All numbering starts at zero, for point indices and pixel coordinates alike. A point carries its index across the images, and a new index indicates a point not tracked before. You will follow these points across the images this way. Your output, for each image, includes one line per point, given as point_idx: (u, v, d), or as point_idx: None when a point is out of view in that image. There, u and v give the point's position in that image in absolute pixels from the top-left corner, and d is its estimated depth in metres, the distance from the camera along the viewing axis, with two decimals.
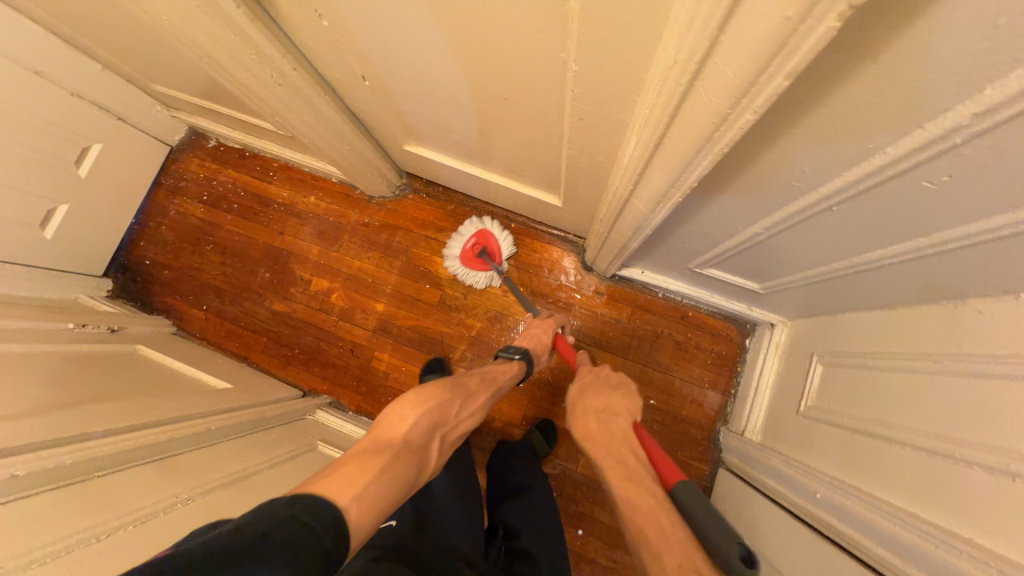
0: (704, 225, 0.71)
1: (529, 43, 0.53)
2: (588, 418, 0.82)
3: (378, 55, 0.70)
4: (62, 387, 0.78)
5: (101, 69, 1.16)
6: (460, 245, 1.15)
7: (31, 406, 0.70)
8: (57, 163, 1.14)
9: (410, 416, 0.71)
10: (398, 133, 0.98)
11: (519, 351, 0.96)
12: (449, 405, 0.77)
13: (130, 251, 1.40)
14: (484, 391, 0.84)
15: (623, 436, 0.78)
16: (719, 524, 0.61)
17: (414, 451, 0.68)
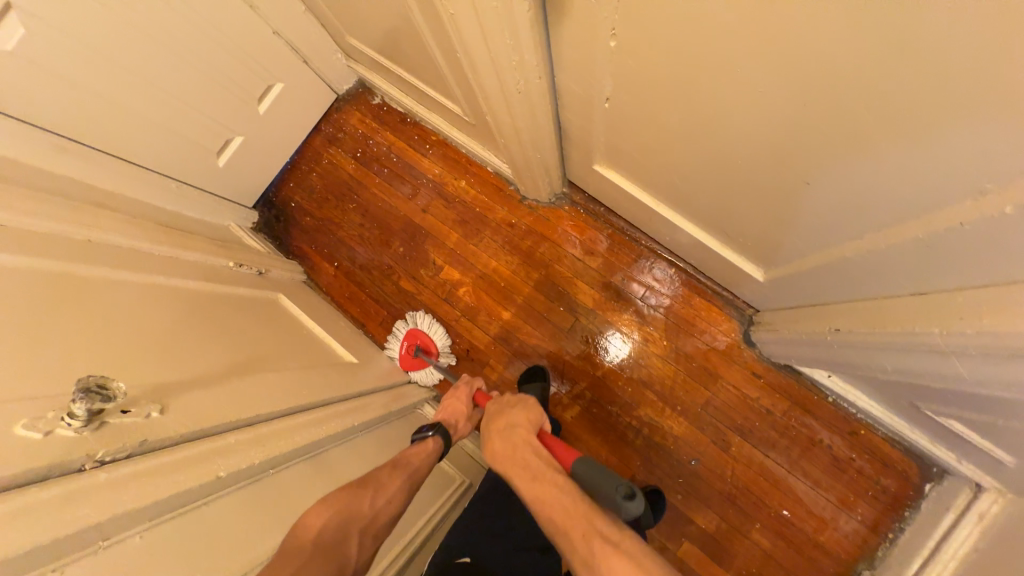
0: (982, 406, 0.56)
1: (917, 158, 0.40)
2: (493, 438, 0.80)
3: (647, 89, 0.58)
4: (232, 343, 0.79)
5: (303, 10, 1.14)
6: (397, 351, 1.21)
7: (214, 364, 0.70)
8: (242, 96, 1.15)
9: (314, 519, 0.54)
10: (598, 153, 0.87)
11: (435, 426, 0.82)
12: (362, 495, 0.60)
13: (279, 190, 1.44)
14: (401, 471, 0.68)
15: (529, 446, 0.77)
16: (605, 473, 0.66)
17: (330, 553, 0.52)
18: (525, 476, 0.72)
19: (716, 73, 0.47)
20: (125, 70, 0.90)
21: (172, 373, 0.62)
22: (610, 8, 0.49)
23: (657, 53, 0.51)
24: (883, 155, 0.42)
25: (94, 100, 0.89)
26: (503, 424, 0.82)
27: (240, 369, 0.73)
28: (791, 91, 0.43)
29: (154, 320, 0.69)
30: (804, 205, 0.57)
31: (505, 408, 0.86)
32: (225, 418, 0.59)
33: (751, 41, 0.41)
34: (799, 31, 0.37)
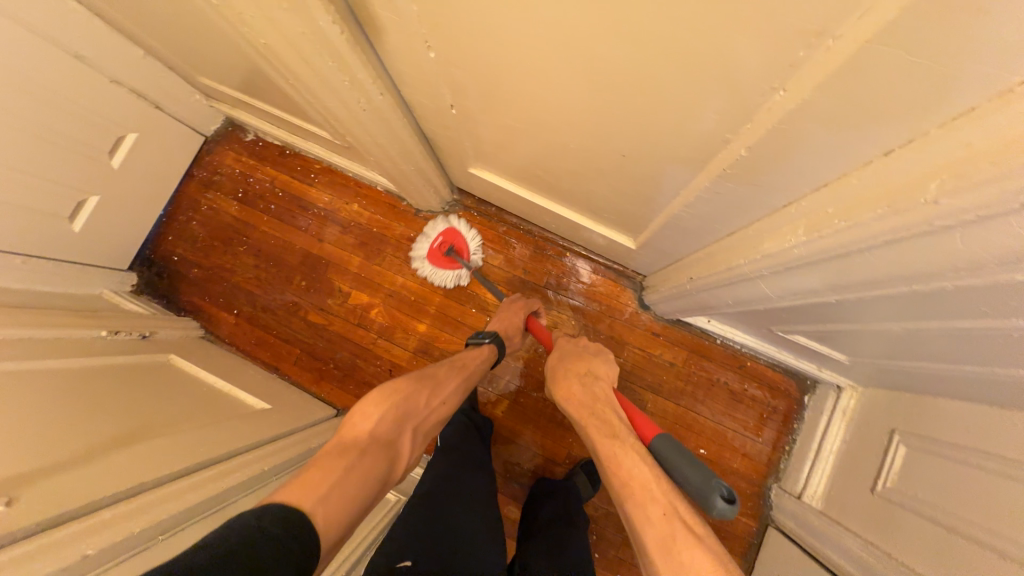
0: (801, 318, 0.67)
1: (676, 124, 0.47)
2: (571, 380, 0.84)
3: (477, 92, 0.63)
4: (108, 415, 0.73)
5: (143, 55, 1.08)
6: (426, 246, 1.18)
7: (85, 441, 0.65)
8: (89, 152, 1.06)
9: (373, 414, 0.69)
10: (467, 156, 0.92)
11: (488, 334, 0.98)
12: (418, 396, 0.76)
13: (156, 245, 1.34)
14: (455, 378, 0.85)
15: (604, 400, 0.80)
16: (691, 463, 0.62)
17: (385, 445, 0.67)
18: (601, 434, 0.73)
19: (517, 71, 0.53)
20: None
21: (21, 461, 0.56)
22: (415, 23, 0.52)
23: (471, 60, 0.56)
24: (656, 125, 0.49)
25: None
26: (584, 369, 0.85)
27: (116, 440, 0.68)
28: (574, 79, 0.49)
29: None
30: (630, 174, 0.65)
31: (583, 354, 0.90)
32: (93, 494, 0.54)
33: (526, 40, 0.46)
34: (553, 28, 0.43)
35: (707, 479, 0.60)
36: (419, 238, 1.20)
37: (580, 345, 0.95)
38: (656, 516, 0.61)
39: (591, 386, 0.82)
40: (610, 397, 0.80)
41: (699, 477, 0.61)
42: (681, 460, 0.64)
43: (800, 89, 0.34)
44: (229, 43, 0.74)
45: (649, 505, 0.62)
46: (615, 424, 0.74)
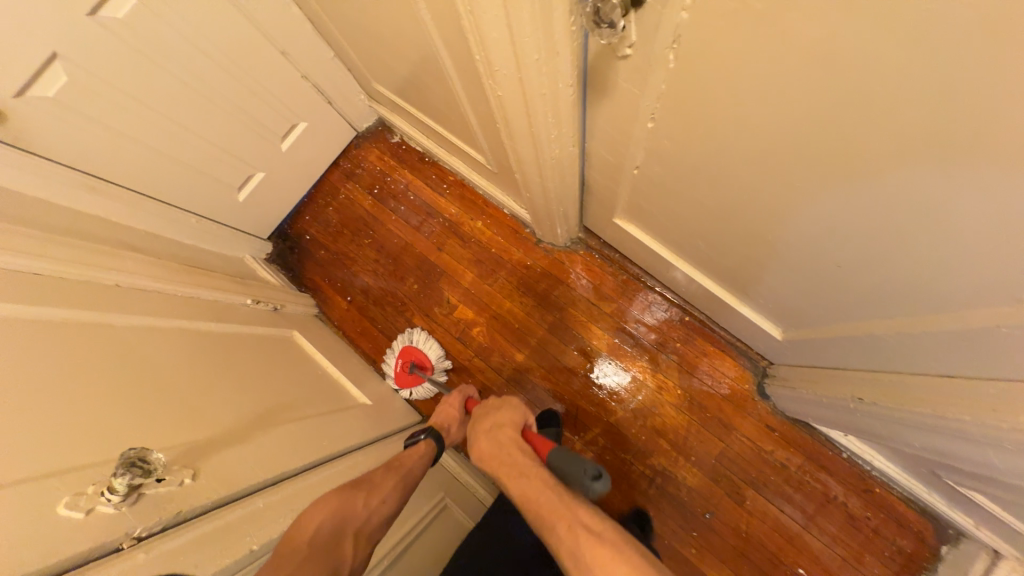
0: (1002, 486, 0.57)
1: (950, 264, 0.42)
2: (478, 440, 0.82)
3: (680, 166, 0.61)
4: (251, 390, 0.78)
5: (332, 56, 1.18)
6: (392, 368, 1.21)
7: (239, 415, 0.70)
8: (266, 134, 1.18)
9: (312, 518, 0.55)
10: (620, 209, 0.90)
11: (425, 430, 0.85)
12: (354, 495, 0.61)
13: (294, 222, 1.45)
14: (394, 476, 0.69)
15: (511, 447, 0.77)
16: (576, 457, 0.66)
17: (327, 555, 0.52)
18: (511, 476, 0.72)
19: (762, 163, 0.49)
20: (143, 106, 0.91)
21: (196, 430, 0.60)
22: (656, 100, 0.51)
23: (703, 141, 0.53)
24: (925, 256, 0.43)
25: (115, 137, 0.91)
26: (489, 424, 0.83)
27: (259, 421, 0.72)
28: (841, 188, 0.44)
29: (177, 372, 0.68)
30: (834, 283, 0.59)
31: (490, 412, 0.87)
32: (249, 480, 0.58)
33: (804, 143, 0.42)
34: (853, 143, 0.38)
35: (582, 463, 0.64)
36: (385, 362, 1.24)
37: (488, 403, 0.92)
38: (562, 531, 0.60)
39: (495, 436, 0.80)
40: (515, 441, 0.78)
41: (578, 468, 0.65)
42: (564, 460, 0.68)
43: None
44: (434, 71, 0.77)
45: (554, 522, 0.61)
46: (520, 464, 0.73)
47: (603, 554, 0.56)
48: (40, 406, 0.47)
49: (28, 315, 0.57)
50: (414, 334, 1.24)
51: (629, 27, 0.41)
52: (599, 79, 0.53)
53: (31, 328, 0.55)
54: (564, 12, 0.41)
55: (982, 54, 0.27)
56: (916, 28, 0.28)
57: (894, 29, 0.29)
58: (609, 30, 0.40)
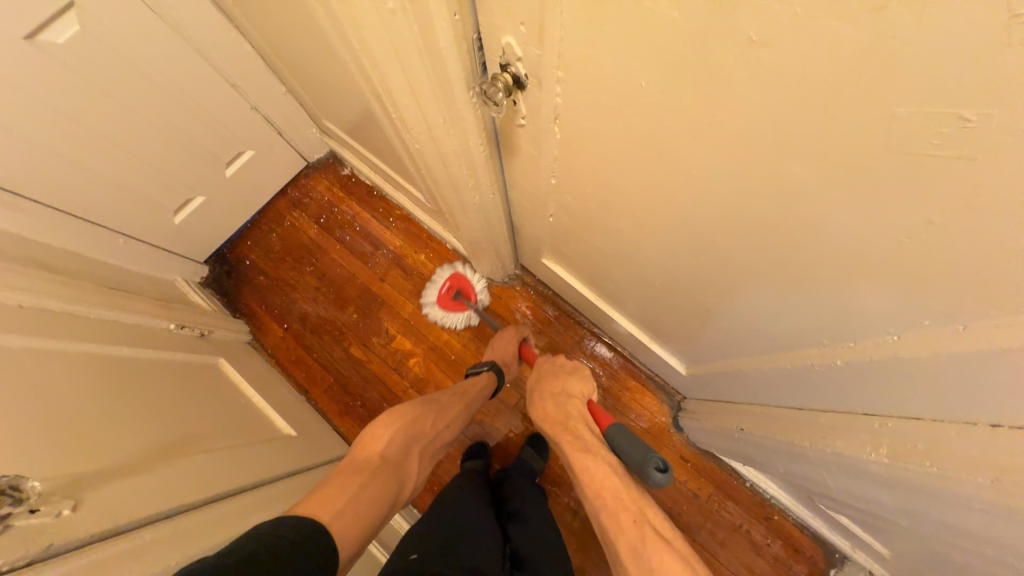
0: (849, 507, 0.65)
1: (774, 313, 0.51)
2: (547, 400, 0.90)
3: (581, 217, 0.70)
4: (160, 419, 0.76)
5: (284, 92, 1.23)
6: (437, 292, 1.25)
7: (140, 446, 0.68)
8: (210, 159, 1.19)
9: (385, 436, 0.75)
10: (545, 250, 0.98)
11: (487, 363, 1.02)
12: (426, 417, 0.82)
13: (234, 246, 1.44)
14: (460, 400, 0.90)
15: (577, 417, 0.84)
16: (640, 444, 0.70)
17: (395, 467, 0.72)
18: (574, 447, 0.78)
19: (637, 221, 0.58)
20: (76, 126, 0.90)
21: (85, 459, 0.58)
22: (552, 161, 0.58)
23: (594, 199, 0.61)
24: (759, 306, 0.52)
25: (41, 155, 0.89)
26: (560, 390, 0.90)
27: (162, 450, 0.70)
28: (693, 248, 0.53)
29: (76, 397, 0.66)
30: (709, 325, 0.67)
31: (562, 374, 0.95)
32: (138, 513, 0.57)
33: (660, 207, 0.51)
34: (689, 211, 0.47)
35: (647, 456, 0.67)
36: (431, 282, 1.27)
37: (560, 363, 1.00)
38: (625, 522, 0.66)
39: (564, 405, 0.87)
40: (582, 413, 0.84)
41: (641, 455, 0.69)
42: (627, 442, 0.72)
43: (919, 347, 0.37)
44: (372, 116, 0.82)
45: (619, 510, 0.67)
46: (589, 439, 0.78)
47: (668, 559, 0.60)
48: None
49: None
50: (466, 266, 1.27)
51: (516, 105, 0.49)
52: (505, 141, 0.60)
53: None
54: (462, 86, 0.48)
55: (748, 155, 0.35)
56: (704, 133, 0.36)
57: (686, 131, 0.37)
58: (496, 107, 0.48)
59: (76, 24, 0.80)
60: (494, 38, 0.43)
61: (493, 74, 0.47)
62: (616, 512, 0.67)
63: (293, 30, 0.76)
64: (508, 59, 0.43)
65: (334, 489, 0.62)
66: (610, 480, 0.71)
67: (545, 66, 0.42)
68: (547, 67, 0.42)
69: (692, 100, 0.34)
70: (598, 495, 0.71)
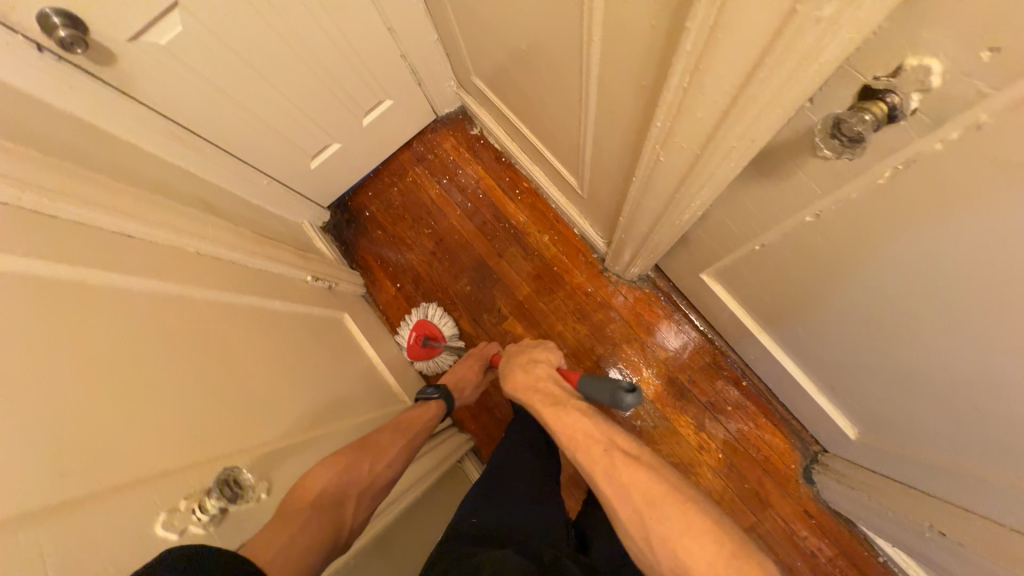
0: None
1: None
2: (515, 370, 0.76)
3: (819, 262, 0.57)
4: (306, 388, 0.77)
5: (435, 40, 1.13)
6: (405, 339, 1.24)
7: (292, 424, 0.69)
8: (353, 107, 1.14)
9: (317, 480, 0.61)
10: (713, 269, 0.86)
11: (437, 387, 0.93)
12: (363, 459, 0.69)
13: (356, 195, 1.43)
14: (399, 441, 0.77)
15: (548, 377, 0.71)
16: (604, 378, 0.65)
17: (328, 512, 0.60)
18: (544, 403, 0.66)
19: (945, 300, 0.45)
20: (245, 65, 0.87)
21: (247, 439, 0.60)
22: (836, 202, 0.46)
23: (872, 254, 0.48)
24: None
25: (211, 92, 0.88)
26: (525, 357, 0.77)
27: (303, 425, 0.71)
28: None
29: (242, 361, 0.67)
30: (962, 419, 0.55)
31: (525, 348, 0.80)
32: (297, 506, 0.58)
33: (1019, 306, 0.38)
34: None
35: (614, 380, 0.63)
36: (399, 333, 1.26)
37: (526, 343, 0.85)
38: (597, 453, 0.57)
39: (534, 368, 0.74)
40: (552, 374, 0.71)
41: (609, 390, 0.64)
42: (597, 387, 0.65)
43: None
44: (566, 92, 0.72)
45: (591, 443, 0.58)
46: (558, 393, 0.67)
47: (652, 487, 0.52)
48: (115, 407, 0.47)
49: (115, 283, 0.56)
50: (429, 308, 1.25)
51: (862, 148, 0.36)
52: (773, 166, 0.48)
53: (114, 301, 0.54)
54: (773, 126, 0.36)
55: None
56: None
57: None
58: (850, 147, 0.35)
59: None
60: (893, 54, 0.30)
61: (847, 103, 0.34)
62: (586, 447, 0.58)
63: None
64: (901, 81, 0.31)
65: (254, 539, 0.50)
66: (579, 422, 0.61)
67: (969, 108, 0.29)
68: (973, 108, 0.29)
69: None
70: (569, 441, 0.60)
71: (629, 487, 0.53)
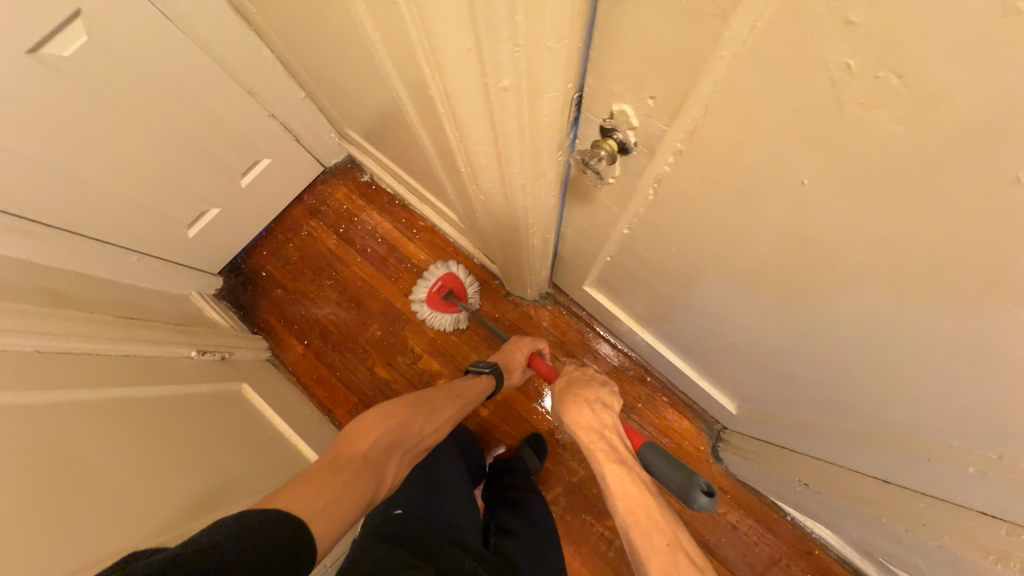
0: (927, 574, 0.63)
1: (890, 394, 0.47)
2: (582, 406, 0.79)
3: (650, 265, 0.64)
4: (183, 477, 0.72)
5: (303, 97, 1.14)
6: (426, 288, 1.21)
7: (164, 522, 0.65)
8: (225, 169, 1.11)
9: (370, 433, 0.72)
10: (591, 281, 0.92)
11: (490, 365, 1.00)
12: (415, 420, 0.80)
13: (249, 255, 1.37)
14: (451, 405, 0.88)
15: (613, 429, 0.76)
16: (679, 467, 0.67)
17: (376, 467, 0.69)
18: (608, 458, 0.71)
19: (735, 284, 0.52)
20: (84, 144, 0.83)
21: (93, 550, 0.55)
22: (633, 216, 0.53)
23: (676, 254, 0.56)
24: (881, 383, 0.47)
25: (46, 176, 0.82)
26: (597, 402, 0.80)
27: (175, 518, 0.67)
28: (812, 321, 0.48)
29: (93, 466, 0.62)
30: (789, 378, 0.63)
31: (593, 387, 0.84)
32: None
33: (775, 280, 0.45)
34: (821, 290, 0.41)
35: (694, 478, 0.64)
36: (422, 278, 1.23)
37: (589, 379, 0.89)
38: (656, 542, 0.61)
39: (599, 411, 0.78)
40: (616, 428, 0.76)
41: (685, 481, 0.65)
42: (667, 464, 0.67)
43: None
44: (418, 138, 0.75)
45: (652, 528, 0.62)
46: (622, 451, 0.72)
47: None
48: None
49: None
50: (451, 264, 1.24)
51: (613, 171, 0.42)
52: (579, 191, 0.54)
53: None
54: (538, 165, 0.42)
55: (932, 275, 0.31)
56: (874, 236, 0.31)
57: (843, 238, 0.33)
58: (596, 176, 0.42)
59: (85, 34, 0.72)
60: (603, 100, 0.36)
61: (592, 141, 0.40)
62: (646, 527, 0.62)
63: (334, 44, 0.68)
64: (616, 123, 0.37)
65: (304, 485, 0.58)
66: (642, 494, 0.65)
67: (665, 140, 0.36)
68: (667, 140, 0.35)
69: (879, 208, 0.29)
70: (628, 511, 0.64)
71: None
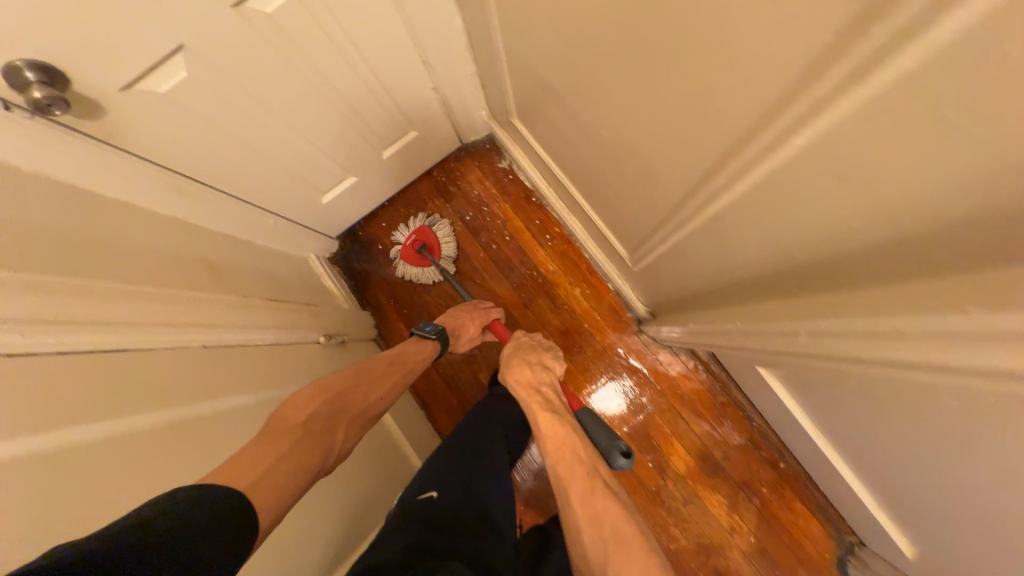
0: None
1: None
2: (524, 367, 0.81)
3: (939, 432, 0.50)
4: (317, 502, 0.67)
5: (472, 72, 0.99)
6: (404, 241, 1.21)
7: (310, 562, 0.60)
8: (374, 140, 1.01)
9: (310, 403, 0.61)
10: (778, 372, 0.78)
11: (434, 327, 0.93)
12: (356, 391, 0.70)
13: (368, 224, 1.30)
14: (395, 370, 0.80)
15: (553, 392, 0.79)
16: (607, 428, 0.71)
17: (320, 437, 0.59)
18: (542, 408, 0.73)
19: None
20: (258, 108, 0.74)
21: None
22: None
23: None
24: None
25: (219, 138, 0.75)
26: (554, 367, 0.84)
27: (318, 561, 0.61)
28: None
29: None
30: None
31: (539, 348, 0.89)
32: None
33: None
34: None
35: (615, 440, 0.68)
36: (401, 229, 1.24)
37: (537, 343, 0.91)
38: (578, 473, 0.61)
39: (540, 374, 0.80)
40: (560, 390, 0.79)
41: (607, 441, 0.69)
42: (597, 424, 0.72)
43: None
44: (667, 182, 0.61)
45: (575, 463, 0.63)
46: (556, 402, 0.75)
47: (627, 531, 0.54)
48: None
49: (50, 446, 0.40)
50: (435, 220, 1.23)
51: None
52: None
53: (42, 481, 0.38)
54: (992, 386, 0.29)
55: None
56: None
57: None
58: None
59: None
60: None
61: None
62: (571, 474, 0.61)
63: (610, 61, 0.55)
64: None
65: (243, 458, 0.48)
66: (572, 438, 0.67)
67: None
68: None
69: None
70: (557, 450, 0.66)
71: (602, 517, 0.56)
